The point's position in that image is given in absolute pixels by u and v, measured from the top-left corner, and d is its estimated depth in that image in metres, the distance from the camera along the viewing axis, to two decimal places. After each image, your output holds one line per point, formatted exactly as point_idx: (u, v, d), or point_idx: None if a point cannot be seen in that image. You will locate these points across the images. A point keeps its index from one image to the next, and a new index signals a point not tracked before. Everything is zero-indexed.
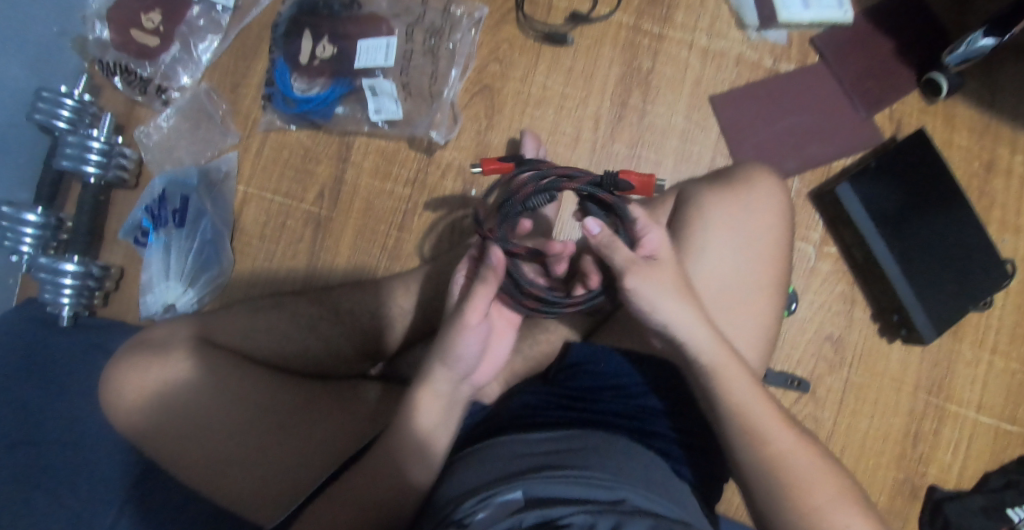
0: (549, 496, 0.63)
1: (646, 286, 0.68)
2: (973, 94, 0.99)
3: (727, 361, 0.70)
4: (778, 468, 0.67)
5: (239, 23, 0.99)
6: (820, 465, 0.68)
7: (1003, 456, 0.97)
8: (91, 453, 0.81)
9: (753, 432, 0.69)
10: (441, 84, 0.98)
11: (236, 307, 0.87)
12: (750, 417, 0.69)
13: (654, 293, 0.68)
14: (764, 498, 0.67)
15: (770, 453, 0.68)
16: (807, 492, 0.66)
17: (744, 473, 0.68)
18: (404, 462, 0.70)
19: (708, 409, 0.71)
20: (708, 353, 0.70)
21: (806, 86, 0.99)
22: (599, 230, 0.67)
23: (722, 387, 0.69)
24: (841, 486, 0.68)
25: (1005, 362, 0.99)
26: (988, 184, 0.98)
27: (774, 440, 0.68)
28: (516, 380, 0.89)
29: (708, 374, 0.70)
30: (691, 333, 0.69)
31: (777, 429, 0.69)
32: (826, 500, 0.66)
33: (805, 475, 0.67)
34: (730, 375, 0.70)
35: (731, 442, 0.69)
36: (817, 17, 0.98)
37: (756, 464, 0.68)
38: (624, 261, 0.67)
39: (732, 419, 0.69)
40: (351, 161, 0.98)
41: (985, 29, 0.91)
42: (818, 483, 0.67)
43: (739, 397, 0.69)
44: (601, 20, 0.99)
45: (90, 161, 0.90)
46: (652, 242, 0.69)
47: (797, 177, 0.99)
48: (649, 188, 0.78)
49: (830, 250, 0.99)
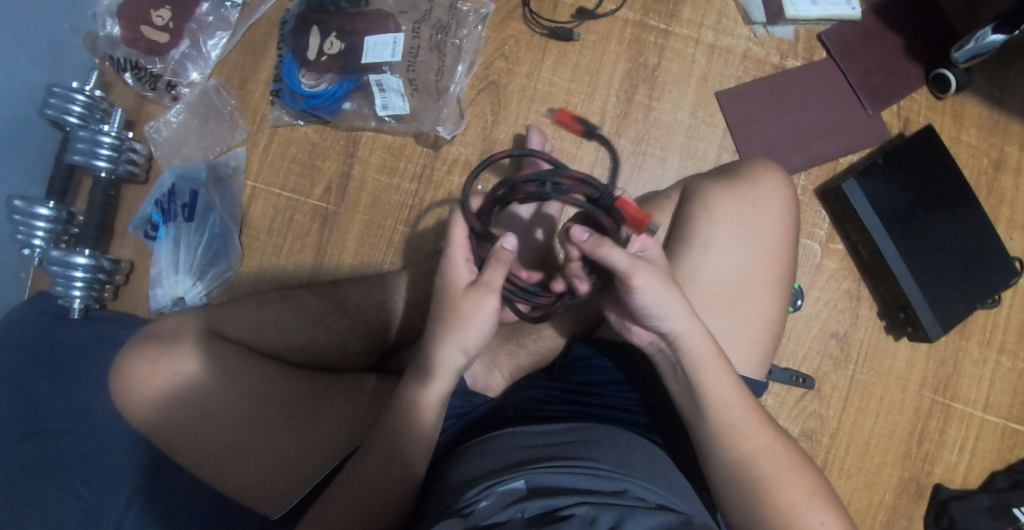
0: (550, 487, 0.64)
1: (651, 289, 0.66)
2: (982, 91, 0.98)
3: (711, 357, 0.70)
4: (750, 469, 0.68)
5: (247, 19, 1.00)
6: (793, 463, 0.69)
7: (1010, 456, 0.97)
8: (101, 441, 0.83)
9: (730, 430, 0.69)
10: (447, 80, 0.99)
11: (244, 300, 0.88)
12: (729, 415, 0.69)
13: (656, 295, 0.67)
14: (734, 497, 0.68)
15: (744, 453, 0.68)
16: (779, 491, 0.67)
17: (716, 472, 0.69)
18: (409, 451, 0.72)
19: (689, 406, 0.71)
20: (694, 351, 0.69)
21: (814, 82, 0.98)
22: (587, 238, 0.64)
23: (704, 383, 0.70)
24: (813, 486, 0.68)
25: (1012, 361, 0.98)
26: (997, 182, 0.97)
27: (749, 439, 0.69)
28: (521, 374, 0.91)
29: (692, 371, 0.70)
30: (685, 329, 0.69)
31: (754, 428, 0.69)
32: (797, 500, 0.67)
33: (777, 474, 0.68)
34: (712, 372, 0.70)
35: (708, 440, 0.69)
36: (824, 13, 0.98)
37: (731, 464, 0.68)
38: (628, 263, 0.65)
39: (713, 416, 0.69)
40: (358, 157, 0.98)
41: (995, 25, 0.90)
42: (792, 482, 0.68)
43: (720, 395, 0.70)
44: (608, 16, 0.99)
45: (100, 156, 0.91)
46: (640, 244, 0.68)
47: (804, 173, 0.99)
48: (642, 226, 0.65)
49: (836, 247, 0.99)
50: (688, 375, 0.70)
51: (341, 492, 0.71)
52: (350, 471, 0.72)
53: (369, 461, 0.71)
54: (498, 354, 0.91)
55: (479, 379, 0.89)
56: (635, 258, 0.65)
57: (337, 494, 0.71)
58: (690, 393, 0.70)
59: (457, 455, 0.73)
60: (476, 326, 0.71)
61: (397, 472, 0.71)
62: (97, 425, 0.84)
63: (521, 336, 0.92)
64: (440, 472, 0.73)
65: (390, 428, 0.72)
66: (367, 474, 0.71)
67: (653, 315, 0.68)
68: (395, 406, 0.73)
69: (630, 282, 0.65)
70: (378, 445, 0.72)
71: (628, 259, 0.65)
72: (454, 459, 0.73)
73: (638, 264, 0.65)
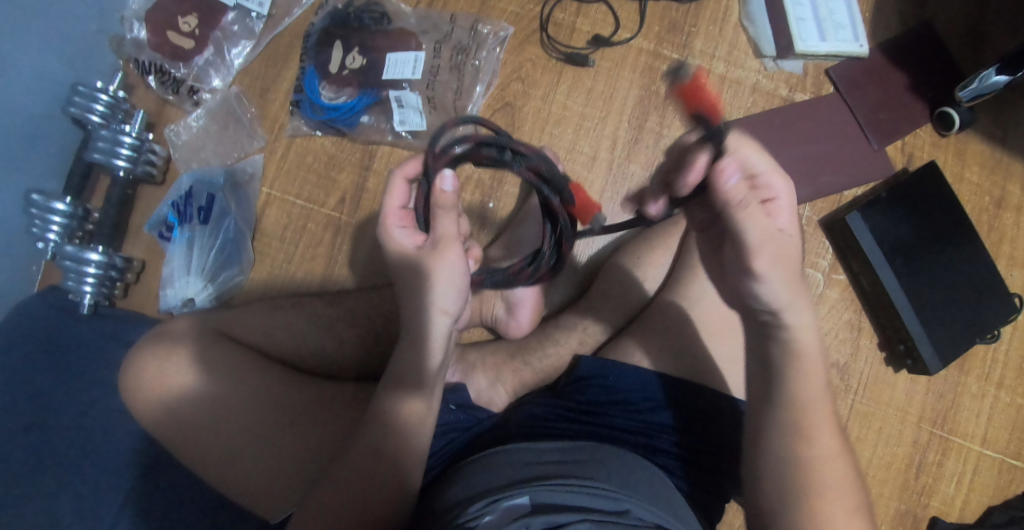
0: (553, 503, 0.65)
1: (775, 278, 0.60)
2: (985, 130, 1.01)
3: (813, 353, 0.63)
4: (804, 474, 0.63)
5: (272, 31, 1.02)
6: (849, 482, 0.64)
7: (1007, 492, 0.97)
8: (101, 438, 0.82)
9: (802, 431, 0.63)
10: (465, 100, 1.01)
11: (257, 304, 0.89)
12: (808, 417, 0.63)
13: (781, 282, 0.60)
14: (777, 499, 0.64)
15: (805, 457, 0.63)
16: (828, 505, 0.63)
17: (770, 467, 0.64)
18: (405, 467, 0.71)
19: (770, 397, 0.64)
20: (789, 350, 0.63)
21: (821, 117, 1.01)
22: (737, 183, 0.59)
23: (796, 380, 0.63)
24: (858, 510, 0.64)
25: (1011, 397, 0.99)
26: (998, 219, 1.00)
27: (818, 446, 0.63)
28: (524, 390, 0.91)
29: (785, 362, 0.63)
30: (800, 323, 0.62)
31: (825, 435, 0.64)
32: (841, 520, 0.63)
33: (830, 488, 0.63)
34: (810, 367, 0.63)
35: (772, 434, 0.64)
36: (833, 49, 1.00)
37: (786, 462, 0.64)
38: (759, 238, 0.59)
39: (791, 414, 0.63)
40: (373, 169, 0.99)
41: (997, 67, 0.93)
42: (842, 498, 0.63)
43: (805, 393, 0.63)
44: (623, 44, 1.02)
45: (120, 156, 0.92)
46: (786, 221, 0.61)
47: (808, 205, 1.01)
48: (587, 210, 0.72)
49: (838, 277, 1.01)
50: (781, 365, 0.63)
51: (334, 491, 0.70)
52: (347, 467, 0.71)
53: (353, 470, 0.70)
54: (502, 369, 0.93)
55: (483, 394, 0.91)
56: (774, 235, 0.60)
57: (336, 482, 0.70)
58: (773, 384, 0.64)
59: (459, 470, 0.74)
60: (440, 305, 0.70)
61: (384, 481, 0.70)
62: (99, 424, 0.82)
63: (527, 354, 0.93)
64: (438, 488, 0.73)
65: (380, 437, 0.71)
66: (366, 470, 0.70)
67: (773, 306, 0.61)
68: (379, 415, 0.72)
69: (754, 258, 0.59)
70: (364, 453, 0.71)
71: (765, 229, 0.59)
72: (454, 475, 0.74)
73: (772, 242, 0.59)
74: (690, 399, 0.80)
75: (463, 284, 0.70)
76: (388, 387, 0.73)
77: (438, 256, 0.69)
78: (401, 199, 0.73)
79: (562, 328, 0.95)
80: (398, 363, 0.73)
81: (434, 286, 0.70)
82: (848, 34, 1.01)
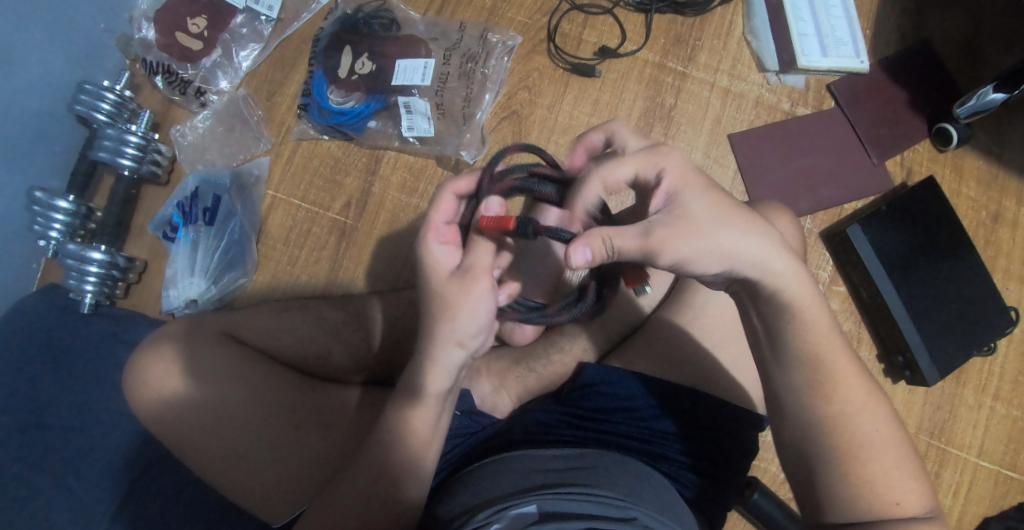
0: (560, 512, 0.64)
1: (687, 252, 0.59)
2: (981, 147, 1.04)
3: (808, 300, 0.62)
4: (836, 435, 0.62)
5: (280, 34, 1.02)
6: (885, 434, 0.63)
7: (1002, 503, 0.99)
8: (100, 439, 0.80)
9: (818, 387, 0.63)
10: (473, 107, 1.02)
11: (261, 306, 0.88)
12: (825, 367, 0.62)
13: (698, 251, 0.59)
14: (813, 463, 0.64)
15: (829, 414, 0.63)
16: (866, 461, 0.62)
17: (799, 429, 0.64)
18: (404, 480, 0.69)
19: (777, 357, 0.64)
20: (792, 292, 0.62)
21: (822, 130, 1.03)
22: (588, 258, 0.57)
23: (798, 329, 0.62)
24: (901, 463, 0.63)
25: (1007, 409, 1.01)
26: (995, 233, 1.02)
27: (843, 395, 0.62)
28: (528, 396, 0.91)
29: (784, 311, 0.62)
30: (761, 254, 0.61)
31: (848, 389, 0.63)
32: (878, 476, 0.62)
33: (867, 437, 0.62)
34: (811, 312, 0.62)
35: (789, 399, 0.64)
36: (834, 64, 1.02)
37: (812, 424, 0.63)
38: (645, 249, 0.59)
39: (801, 370, 0.63)
40: (380, 174, 0.99)
41: (995, 84, 0.95)
42: (882, 446, 0.63)
43: (815, 345, 0.62)
44: (628, 56, 1.04)
45: (125, 155, 0.91)
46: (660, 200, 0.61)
47: (810, 216, 1.03)
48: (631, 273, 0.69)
49: (838, 288, 1.02)
50: (779, 315, 0.62)
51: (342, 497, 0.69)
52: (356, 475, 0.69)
53: (360, 479, 0.69)
54: (507, 375, 0.92)
55: (487, 400, 0.91)
56: (650, 230, 0.59)
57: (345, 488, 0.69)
58: (775, 339, 0.63)
59: (463, 479, 0.73)
60: (455, 325, 0.67)
61: (387, 491, 0.68)
62: (98, 424, 0.81)
63: (531, 361, 0.93)
64: (443, 495, 0.73)
65: (389, 450, 0.69)
66: (377, 479, 0.69)
67: (721, 271, 0.61)
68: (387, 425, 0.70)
69: (661, 256, 0.59)
70: (373, 462, 0.69)
71: (643, 233, 0.59)
72: (457, 484, 0.73)
73: (657, 237, 0.59)
74: (696, 406, 0.80)
75: (489, 320, 0.68)
76: (399, 399, 0.71)
77: (471, 286, 0.67)
78: (447, 215, 0.70)
79: (567, 335, 0.95)
80: (407, 377, 0.71)
81: (453, 320, 0.67)
82: (849, 50, 1.04)
